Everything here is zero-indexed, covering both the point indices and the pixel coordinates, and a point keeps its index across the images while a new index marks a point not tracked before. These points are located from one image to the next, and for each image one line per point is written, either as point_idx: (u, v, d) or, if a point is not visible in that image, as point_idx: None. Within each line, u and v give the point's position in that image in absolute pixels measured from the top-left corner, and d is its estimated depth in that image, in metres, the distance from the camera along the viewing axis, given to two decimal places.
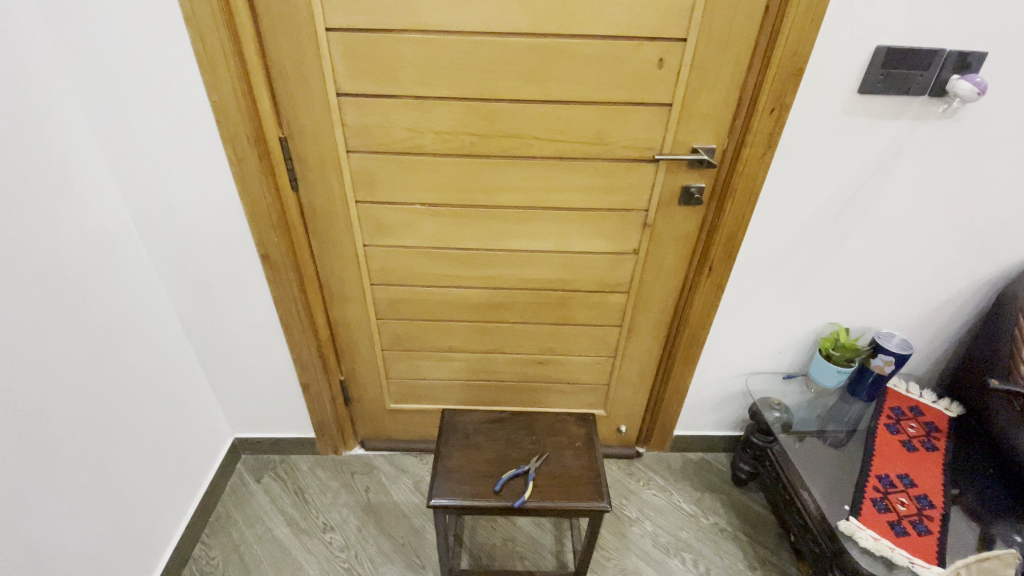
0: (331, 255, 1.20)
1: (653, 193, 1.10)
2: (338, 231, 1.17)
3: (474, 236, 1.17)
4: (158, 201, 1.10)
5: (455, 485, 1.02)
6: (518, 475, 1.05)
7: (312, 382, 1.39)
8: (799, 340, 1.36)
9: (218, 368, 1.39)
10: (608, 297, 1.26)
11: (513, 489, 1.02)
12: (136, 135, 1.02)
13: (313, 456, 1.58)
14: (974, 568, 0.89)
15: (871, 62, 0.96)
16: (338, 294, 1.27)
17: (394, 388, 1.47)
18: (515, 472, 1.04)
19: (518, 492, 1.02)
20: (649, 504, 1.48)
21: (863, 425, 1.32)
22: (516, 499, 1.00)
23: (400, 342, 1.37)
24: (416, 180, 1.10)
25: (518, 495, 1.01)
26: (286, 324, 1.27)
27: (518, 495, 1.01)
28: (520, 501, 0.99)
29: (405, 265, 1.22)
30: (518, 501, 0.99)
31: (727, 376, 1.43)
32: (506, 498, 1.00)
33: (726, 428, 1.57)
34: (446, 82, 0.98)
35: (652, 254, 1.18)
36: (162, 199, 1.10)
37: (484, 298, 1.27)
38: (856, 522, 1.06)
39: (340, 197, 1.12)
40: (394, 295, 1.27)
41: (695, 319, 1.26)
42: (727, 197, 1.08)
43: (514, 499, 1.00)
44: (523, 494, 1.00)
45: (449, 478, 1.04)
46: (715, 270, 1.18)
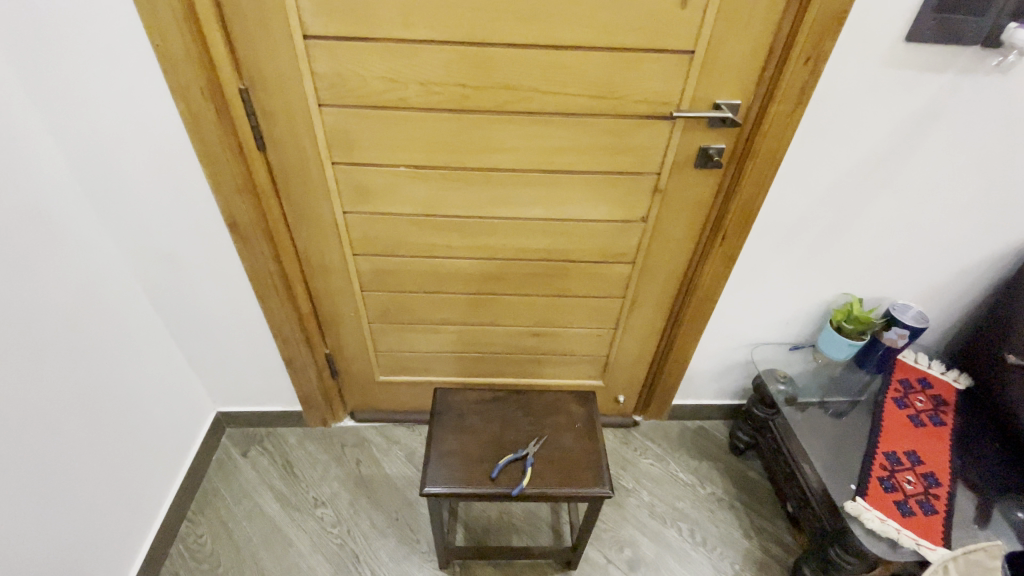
0: (308, 222, 1.09)
1: (667, 155, 0.98)
2: (314, 196, 1.05)
3: (465, 201, 1.05)
4: (105, 163, 0.96)
5: (448, 472, 0.96)
6: (516, 460, 0.99)
7: (295, 356, 1.30)
8: (809, 312, 1.30)
9: (195, 342, 1.30)
10: (612, 269, 1.17)
11: (511, 476, 0.97)
12: (69, 86, 0.86)
13: (301, 429, 1.52)
14: (961, 564, 0.91)
15: (925, 4, 0.83)
16: (318, 265, 1.17)
17: (382, 360, 1.40)
18: (510, 458, 0.99)
19: (517, 478, 0.97)
20: (646, 474, 1.46)
21: (863, 399, 1.28)
22: (514, 486, 0.95)
23: (388, 314, 1.28)
24: (400, 139, 0.97)
25: (516, 481, 0.96)
26: (263, 297, 1.17)
27: (518, 482, 0.96)
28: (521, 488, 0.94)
29: (389, 233, 1.11)
30: (518, 488, 0.94)
31: (731, 347, 1.37)
32: (505, 486, 0.95)
33: (725, 396, 1.53)
34: (432, 23, 0.83)
35: (662, 222, 1.08)
36: (109, 161, 0.96)
37: (478, 269, 1.17)
38: (864, 502, 1.02)
39: (315, 158, 0.99)
40: (379, 265, 1.17)
41: (703, 290, 1.18)
42: (748, 160, 0.97)
43: (514, 486, 0.95)
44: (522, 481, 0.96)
45: (442, 465, 0.98)
46: (728, 239, 1.09)
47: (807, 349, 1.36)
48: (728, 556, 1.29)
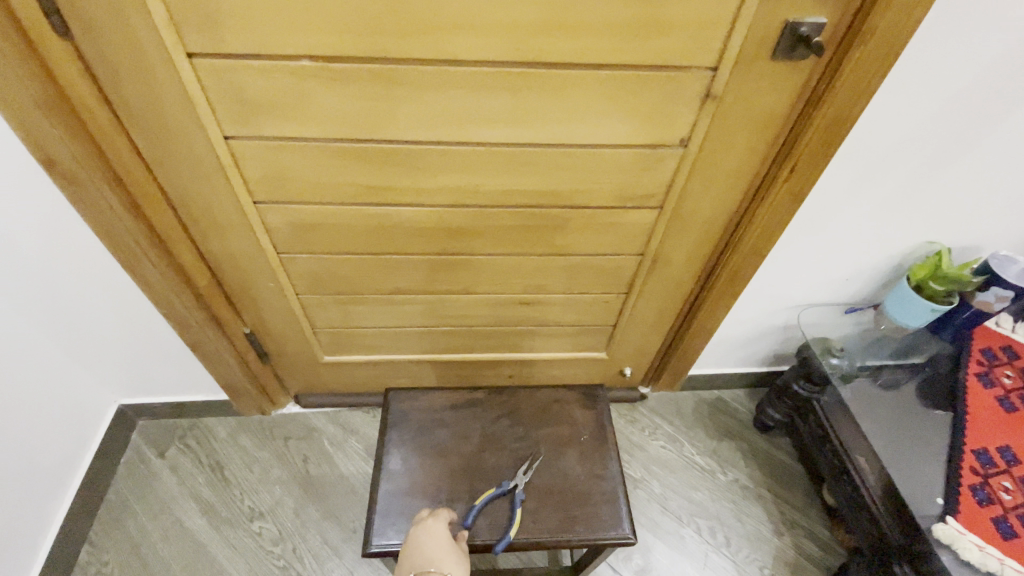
0: (175, 155, 0.71)
1: (733, 36, 0.60)
2: (172, 113, 0.66)
3: (412, 120, 0.68)
4: None
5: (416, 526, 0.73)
6: (495, 498, 0.76)
7: (202, 340, 0.97)
8: (878, 266, 0.99)
9: (66, 335, 0.92)
10: (629, 217, 0.83)
11: (494, 522, 0.74)
12: None
13: (233, 419, 1.22)
14: None
15: None
16: (207, 219, 0.80)
17: (325, 338, 1.08)
18: (489, 498, 0.75)
19: (504, 523, 0.74)
20: (656, 460, 1.22)
21: (920, 360, 1.06)
22: (501, 536, 0.72)
23: (323, 284, 0.94)
24: (292, 8, 0.57)
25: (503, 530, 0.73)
26: (130, 267, 0.81)
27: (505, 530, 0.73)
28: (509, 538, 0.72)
29: (303, 172, 0.74)
30: (506, 537, 0.72)
31: (771, 311, 1.08)
32: (486, 537, 0.72)
33: (751, 365, 1.26)
34: None
35: (709, 148, 0.72)
36: None
37: (440, 220, 0.82)
38: (955, 524, 0.81)
39: (156, 45, 0.60)
40: (297, 219, 0.81)
41: (751, 243, 0.86)
42: (856, 46, 0.62)
43: (501, 535, 0.73)
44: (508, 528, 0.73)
45: (408, 516, 0.74)
46: (798, 172, 0.75)
47: (866, 311, 1.07)
48: (755, 558, 1.08)
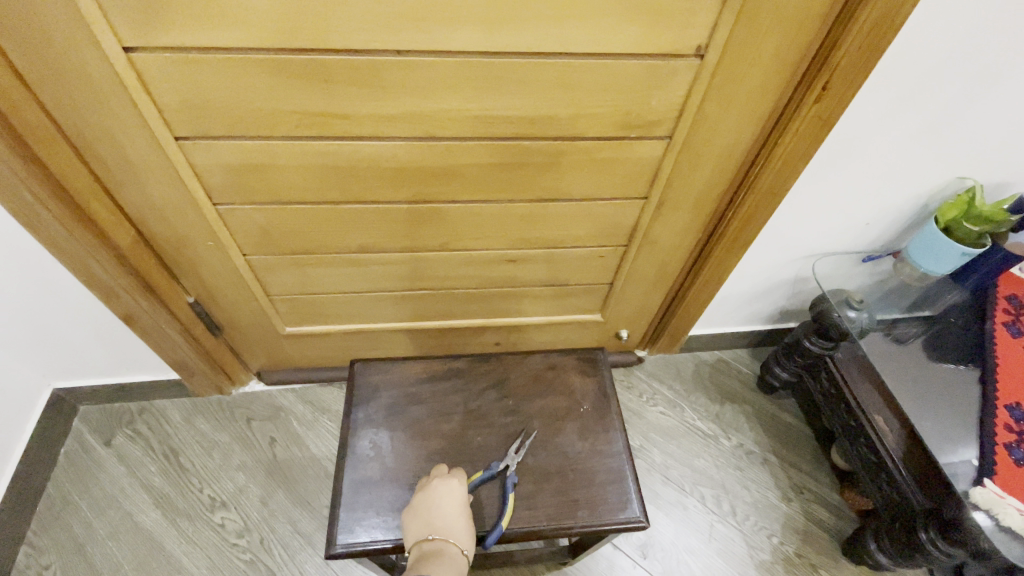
0: (63, 74, 0.56)
1: None
2: (45, 15, 0.51)
3: (364, 23, 0.54)
4: None
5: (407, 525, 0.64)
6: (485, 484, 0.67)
7: (136, 312, 0.83)
8: (902, 208, 0.89)
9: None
10: (631, 152, 0.71)
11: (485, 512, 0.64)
12: None
13: (188, 401, 1.09)
14: None
15: None
16: (119, 162, 0.65)
17: (284, 307, 0.95)
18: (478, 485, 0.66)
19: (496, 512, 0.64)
20: (656, 428, 1.13)
21: (929, 313, 0.98)
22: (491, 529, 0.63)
23: (276, 242, 0.81)
24: None
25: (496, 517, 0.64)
26: (29, 223, 0.66)
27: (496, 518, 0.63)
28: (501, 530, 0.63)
29: (232, 98, 0.60)
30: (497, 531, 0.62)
31: (782, 262, 0.98)
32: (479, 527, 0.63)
33: (755, 323, 1.17)
34: None
35: (729, 59, 0.60)
36: None
37: (407, 159, 0.69)
38: (995, 487, 0.73)
39: None
40: (233, 160, 0.67)
41: (767, 181, 0.75)
42: None
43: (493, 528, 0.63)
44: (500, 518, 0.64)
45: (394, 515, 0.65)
46: (833, 89, 0.63)
47: (884, 260, 0.98)
48: (763, 527, 1.02)
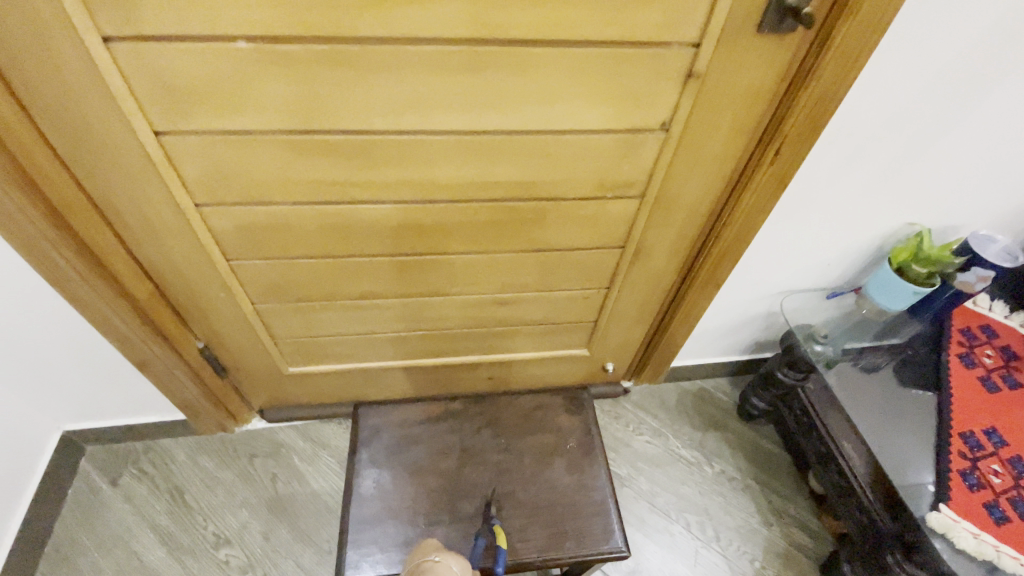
0: (98, 154, 0.62)
1: (715, 12, 0.56)
2: (87, 106, 0.58)
3: (368, 109, 0.61)
4: None
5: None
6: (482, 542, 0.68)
7: (149, 358, 0.89)
8: (859, 250, 0.98)
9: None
10: (608, 209, 0.78)
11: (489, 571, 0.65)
12: None
13: (191, 440, 1.13)
14: None
15: None
16: (141, 226, 0.71)
17: (287, 349, 1.00)
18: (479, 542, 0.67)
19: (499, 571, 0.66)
20: (643, 456, 1.18)
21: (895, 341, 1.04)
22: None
23: (283, 291, 0.87)
24: None
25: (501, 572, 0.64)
26: (57, 282, 0.72)
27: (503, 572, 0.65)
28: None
29: (248, 170, 0.67)
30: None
31: (753, 299, 1.06)
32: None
33: (733, 354, 1.24)
34: None
35: (690, 132, 0.68)
36: None
37: (405, 218, 0.76)
38: (949, 512, 0.80)
39: (61, 30, 0.51)
40: (247, 222, 0.74)
41: (733, 231, 0.83)
42: (845, 19, 0.57)
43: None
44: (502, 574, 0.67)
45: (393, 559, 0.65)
46: (784, 155, 0.71)
47: (846, 295, 1.06)
48: (746, 551, 1.06)
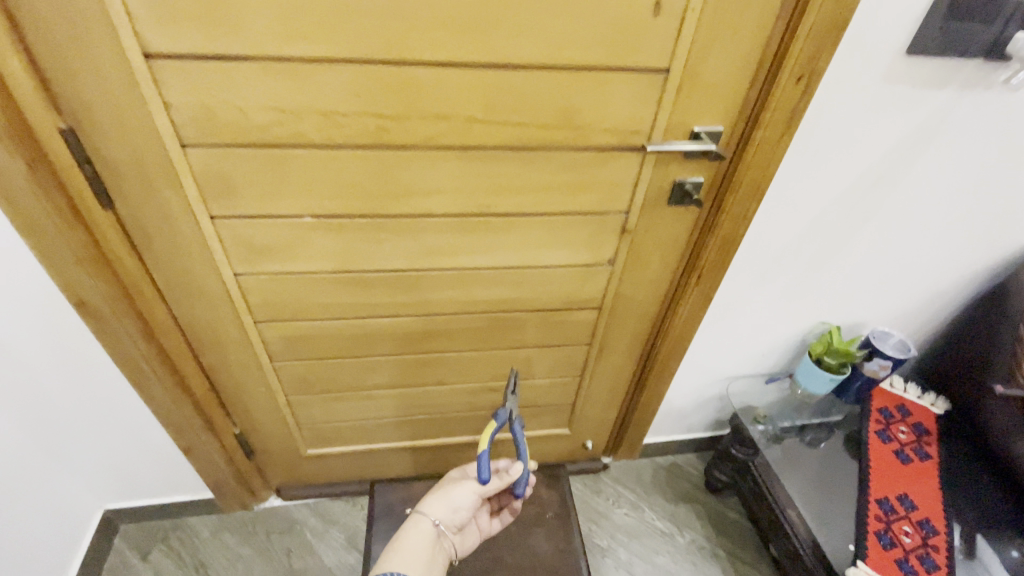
0: (191, 288, 0.84)
1: (635, 193, 0.81)
2: (192, 257, 0.80)
3: (394, 254, 0.84)
4: None
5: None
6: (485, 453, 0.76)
7: (195, 444, 1.05)
8: (786, 343, 1.19)
9: (66, 444, 0.98)
10: (575, 317, 1.00)
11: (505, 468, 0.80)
12: None
13: (215, 517, 1.26)
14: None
15: (932, 11, 0.69)
16: (209, 337, 0.92)
17: (309, 433, 1.17)
18: (482, 467, 0.75)
19: (518, 459, 0.81)
20: (621, 528, 1.32)
21: (838, 419, 1.25)
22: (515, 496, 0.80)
23: (312, 385, 1.06)
24: (297, 182, 0.74)
25: (516, 479, 0.79)
26: (138, 382, 0.91)
27: (520, 472, 0.79)
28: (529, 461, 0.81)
29: (299, 296, 0.88)
30: (528, 475, 0.80)
31: (705, 384, 1.25)
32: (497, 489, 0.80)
33: (698, 431, 1.41)
34: (327, 31, 0.61)
35: (631, 264, 0.92)
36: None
37: (416, 326, 0.97)
38: (866, 567, 0.94)
39: (184, 213, 0.75)
40: (292, 332, 0.94)
41: (675, 334, 1.04)
42: (729, 194, 0.82)
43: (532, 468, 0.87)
44: (525, 453, 0.80)
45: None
46: (705, 279, 0.94)
47: (783, 380, 1.27)
48: None
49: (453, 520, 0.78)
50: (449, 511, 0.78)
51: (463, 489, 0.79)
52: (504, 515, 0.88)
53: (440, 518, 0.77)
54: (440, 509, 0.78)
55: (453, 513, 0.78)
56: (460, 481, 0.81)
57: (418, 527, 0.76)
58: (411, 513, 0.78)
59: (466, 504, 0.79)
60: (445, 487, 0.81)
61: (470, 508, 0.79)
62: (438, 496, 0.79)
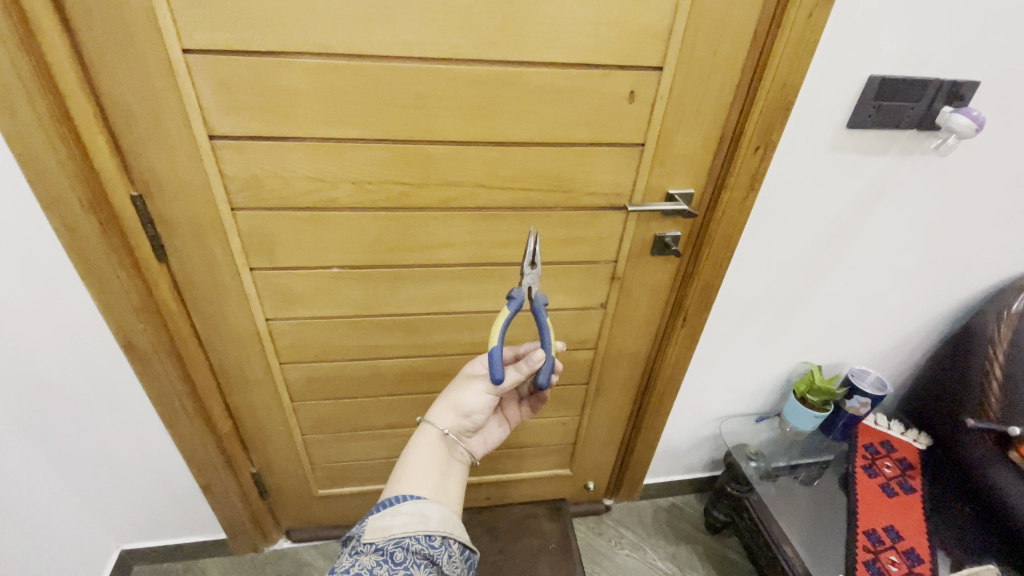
0: (226, 332, 0.94)
1: (621, 245, 0.93)
2: (231, 304, 0.90)
3: (410, 300, 0.95)
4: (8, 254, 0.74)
5: (468, 556, 0.57)
6: (498, 348, 0.68)
7: (214, 482, 1.11)
8: (772, 382, 1.26)
9: (93, 480, 1.05)
10: (572, 357, 1.09)
11: (525, 357, 0.70)
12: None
13: (226, 559, 1.29)
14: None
15: (863, 93, 0.82)
16: (237, 378, 1.00)
17: (321, 473, 1.23)
18: (494, 364, 0.65)
19: (540, 347, 0.71)
20: (623, 569, 1.34)
21: (829, 458, 1.30)
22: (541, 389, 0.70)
23: (328, 424, 1.13)
24: (328, 238, 0.85)
25: (539, 367, 0.69)
26: (169, 420, 0.99)
27: (543, 360, 0.69)
28: (553, 347, 0.71)
29: (322, 339, 0.98)
30: (551, 361, 0.70)
31: (699, 423, 1.32)
32: (516, 384, 0.71)
33: (695, 471, 1.46)
34: (362, 118, 0.74)
35: (622, 308, 1.02)
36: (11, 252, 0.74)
37: (427, 367, 1.06)
38: None
39: (229, 266, 0.86)
40: (313, 373, 1.03)
41: (667, 374, 1.12)
42: (704, 245, 0.93)
43: (560, 350, 0.78)
44: (547, 337, 0.70)
45: (386, 513, 0.56)
46: (690, 322, 1.03)
47: (773, 419, 1.33)
48: None
49: (467, 423, 0.72)
50: (461, 416, 0.71)
51: (473, 390, 0.72)
52: (531, 404, 0.83)
53: (451, 427, 0.71)
54: (450, 417, 0.71)
55: (465, 417, 0.71)
56: (469, 382, 0.73)
57: (427, 438, 0.69)
58: (419, 424, 0.71)
59: (478, 407, 0.72)
60: (454, 390, 0.73)
61: (483, 409, 0.72)
62: (445, 403, 0.72)
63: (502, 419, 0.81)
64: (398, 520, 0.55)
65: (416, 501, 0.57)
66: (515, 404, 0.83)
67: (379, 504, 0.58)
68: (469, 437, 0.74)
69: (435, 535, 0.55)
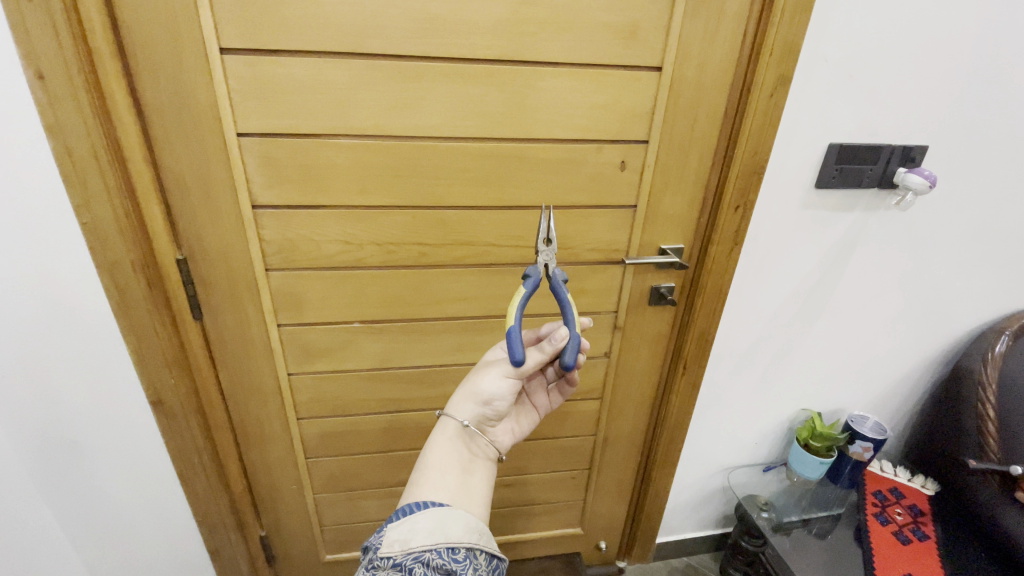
0: (249, 387, 0.98)
1: (620, 296, 1.01)
2: (256, 359, 0.96)
3: (424, 353, 1.01)
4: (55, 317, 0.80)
5: (495, 565, 0.59)
6: (516, 329, 0.69)
7: (222, 547, 1.10)
8: (775, 430, 1.29)
9: (101, 555, 1.01)
10: (579, 407, 1.13)
11: (548, 338, 0.70)
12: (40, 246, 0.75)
13: None
14: None
15: (825, 158, 0.93)
16: (255, 434, 1.04)
17: (329, 536, 1.21)
18: (513, 345, 0.67)
19: (563, 325, 0.71)
20: None
21: (841, 510, 1.30)
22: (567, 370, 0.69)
23: (340, 482, 1.14)
24: (351, 295, 0.93)
25: (563, 347, 0.69)
26: (185, 480, 1.00)
27: (567, 339, 0.69)
28: (575, 325, 0.71)
29: (340, 393, 1.02)
30: (576, 340, 0.69)
31: (706, 475, 1.32)
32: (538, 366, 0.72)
33: (708, 528, 1.43)
34: (387, 187, 0.85)
35: (625, 357, 1.08)
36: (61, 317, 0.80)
37: None
38: None
39: (258, 322, 0.92)
40: (328, 428, 1.06)
41: (672, 423, 1.15)
42: (697, 294, 1.01)
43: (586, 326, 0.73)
44: (569, 315, 0.71)
45: (404, 524, 0.58)
46: (690, 368, 1.08)
47: (779, 468, 1.34)
48: None
49: (489, 411, 0.73)
50: (481, 404, 0.72)
51: (492, 378, 0.73)
52: (559, 390, 0.84)
53: (470, 417, 0.72)
54: (469, 406, 0.72)
55: (486, 405, 0.72)
56: (487, 368, 0.74)
57: (447, 430, 0.71)
58: (439, 418, 0.72)
59: (499, 393, 0.72)
60: (473, 378, 0.75)
61: (504, 395, 0.73)
62: (464, 393, 0.73)
63: (528, 407, 0.83)
64: (416, 535, 0.57)
65: (434, 509, 0.59)
66: (543, 390, 0.84)
67: (399, 511, 0.61)
68: (493, 426, 0.75)
69: (457, 548, 0.57)
